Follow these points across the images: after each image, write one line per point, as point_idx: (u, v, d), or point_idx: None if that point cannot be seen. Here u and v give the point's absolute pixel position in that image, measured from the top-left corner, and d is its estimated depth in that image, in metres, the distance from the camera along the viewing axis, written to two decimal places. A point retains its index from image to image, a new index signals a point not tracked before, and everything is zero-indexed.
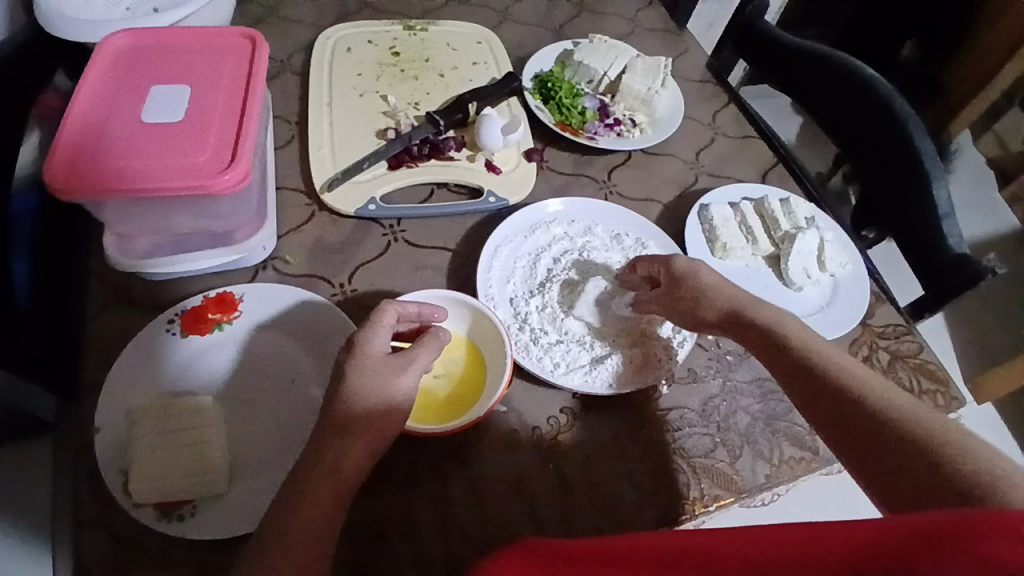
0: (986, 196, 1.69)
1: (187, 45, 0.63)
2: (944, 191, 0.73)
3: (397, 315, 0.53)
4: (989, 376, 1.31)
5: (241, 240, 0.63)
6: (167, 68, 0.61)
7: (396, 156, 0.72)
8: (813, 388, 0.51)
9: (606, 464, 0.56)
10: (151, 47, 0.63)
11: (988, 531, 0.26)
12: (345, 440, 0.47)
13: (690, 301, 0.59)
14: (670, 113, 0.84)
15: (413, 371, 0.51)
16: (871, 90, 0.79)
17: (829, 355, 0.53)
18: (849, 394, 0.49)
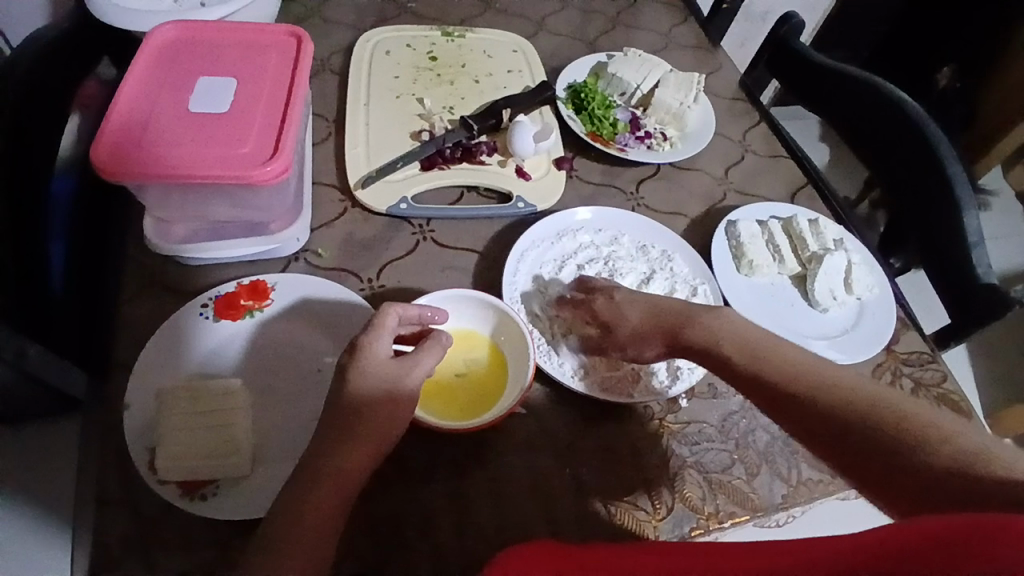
0: (1017, 228, 1.67)
1: (235, 40, 0.65)
2: (975, 219, 0.72)
3: (398, 318, 0.53)
4: (1012, 411, 1.28)
5: (276, 232, 0.64)
6: (214, 61, 0.63)
7: (429, 158, 0.73)
8: (779, 395, 0.49)
9: (623, 472, 0.56)
10: (200, 41, 0.65)
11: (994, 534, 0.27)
12: (370, 431, 0.48)
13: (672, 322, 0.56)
14: (701, 129, 0.84)
15: (425, 370, 0.51)
16: (904, 114, 0.79)
17: (785, 353, 0.51)
18: (821, 396, 0.47)
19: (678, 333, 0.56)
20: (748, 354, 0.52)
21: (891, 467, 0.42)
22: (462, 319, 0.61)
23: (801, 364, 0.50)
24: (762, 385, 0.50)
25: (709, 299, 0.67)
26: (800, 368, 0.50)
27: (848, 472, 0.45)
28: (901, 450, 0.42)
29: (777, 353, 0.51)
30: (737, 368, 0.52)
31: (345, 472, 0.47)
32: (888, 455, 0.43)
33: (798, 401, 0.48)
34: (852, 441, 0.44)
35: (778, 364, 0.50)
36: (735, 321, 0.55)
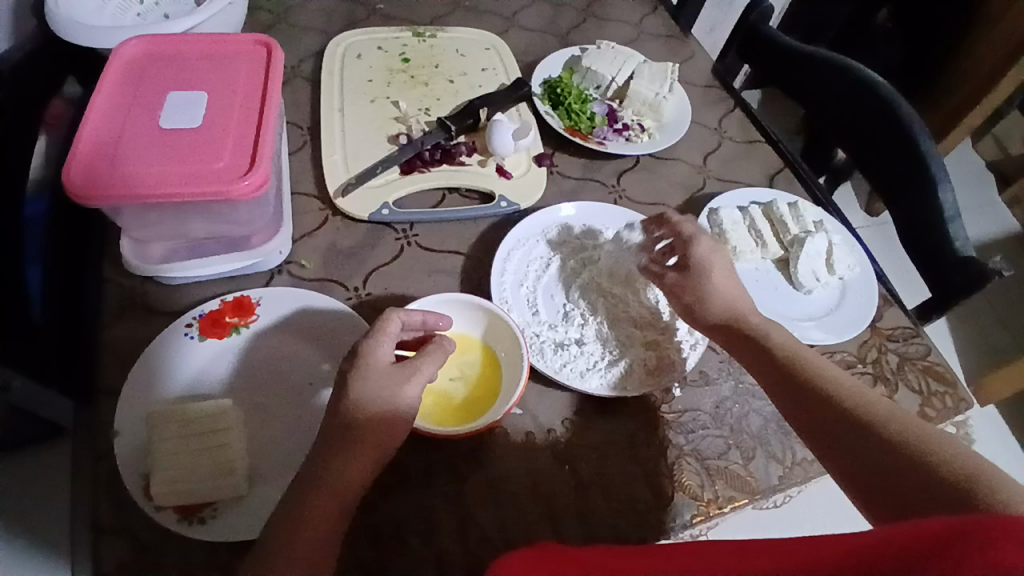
0: (986, 199, 1.71)
1: (203, 51, 0.64)
2: (949, 194, 0.73)
3: (401, 323, 0.53)
4: (991, 378, 1.32)
5: (257, 245, 0.63)
6: (184, 75, 0.62)
7: (408, 161, 0.73)
8: (821, 418, 0.50)
9: (623, 466, 0.56)
10: (168, 55, 0.63)
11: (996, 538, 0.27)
12: (361, 441, 0.48)
13: (694, 295, 0.60)
14: (677, 118, 0.84)
15: (424, 375, 0.51)
16: (874, 94, 0.79)
17: (817, 365, 0.54)
18: (829, 401, 0.51)
19: (735, 325, 0.58)
20: (808, 379, 0.53)
21: (869, 462, 0.46)
22: (461, 322, 0.60)
23: (854, 398, 0.50)
24: (808, 403, 0.52)
25: None
26: (812, 366, 0.54)
27: (832, 463, 0.49)
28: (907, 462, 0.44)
29: (843, 386, 0.52)
30: (754, 350, 0.57)
31: (343, 484, 0.47)
32: (916, 486, 0.43)
33: (843, 425, 0.49)
34: (841, 435, 0.49)
35: (792, 357, 0.55)
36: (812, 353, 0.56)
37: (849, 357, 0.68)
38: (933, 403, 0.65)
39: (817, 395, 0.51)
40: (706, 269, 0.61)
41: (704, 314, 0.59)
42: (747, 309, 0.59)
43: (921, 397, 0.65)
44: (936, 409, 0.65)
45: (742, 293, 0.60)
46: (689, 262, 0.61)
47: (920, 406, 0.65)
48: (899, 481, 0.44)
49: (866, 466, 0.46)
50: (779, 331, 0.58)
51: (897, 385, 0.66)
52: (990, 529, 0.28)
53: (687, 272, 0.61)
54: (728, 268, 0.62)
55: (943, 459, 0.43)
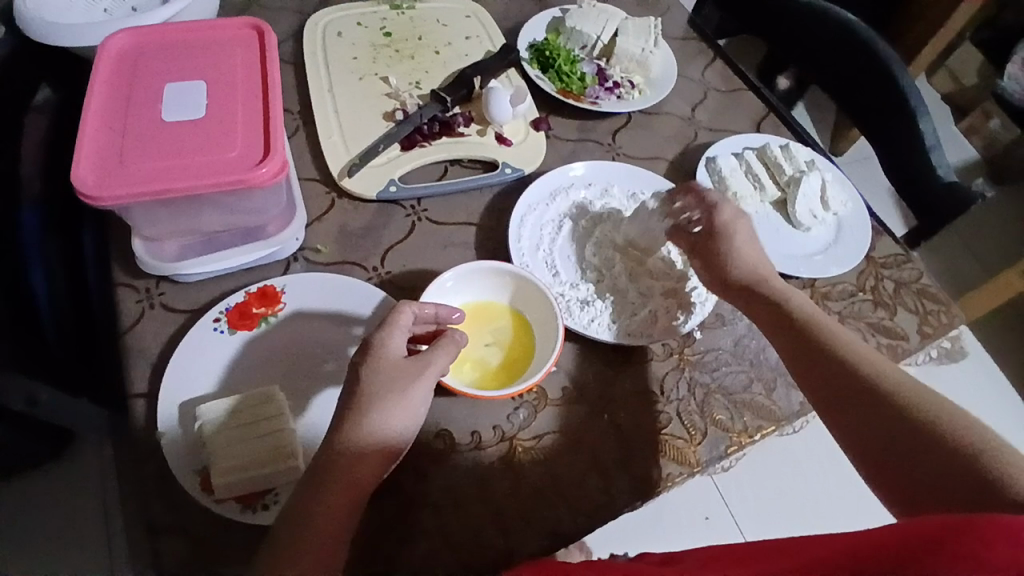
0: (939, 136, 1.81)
1: (193, 39, 0.62)
2: (929, 125, 0.77)
3: (413, 315, 0.53)
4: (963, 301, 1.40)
5: (274, 233, 0.63)
6: (179, 65, 0.60)
7: (408, 137, 0.72)
8: (838, 387, 0.50)
9: (657, 410, 0.59)
10: (159, 46, 0.61)
11: (988, 538, 0.31)
12: (369, 449, 0.47)
13: (720, 259, 0.61)
14: (664, 71, 0.86)
15: (434, 369, 0.51)
16: (852, 33, 0.82)
17: (833, 329, 0.54)
18: (848, 367, 0.51)
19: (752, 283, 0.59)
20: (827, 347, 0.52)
21: (883, 433, 0.47)
22: (488, 294, 0.61)
23: (872, 366, 0.50)
24: (823, 368, 0.52)
25: None
26: (829, 330, 0.54)
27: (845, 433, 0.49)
28: (921, 437, 0.45)
29: (861, 354, 0.52)
30: (769, 313, 0.57)
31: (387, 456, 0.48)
32: (929, 461, 0.44)
33: (860, 395, 0.49)
34: (856, 402, 0.49)
35: (808, 320, 0.55)
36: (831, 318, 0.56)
37: (850, 286, 0.71)
38: (929, 320, 0.70)
39: (837, 365, 0.51)
40: (729, 237, 0.61)
41: (731, 275, 0.60)
42: (766, 274, 0.60)
43: (918, 317, 0.70)
44: (932, 325, 0.70)
45: (762, 260, 0.61)
46: (713, 223, 0.62)
47: (919, 325, 0.70)
48: (913, 454, 0.45)
49: (879, 436, 0.47)
50: (795, 294, 0.58)
51: (896, 308, 0.71)
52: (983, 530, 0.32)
53: (714, 235, 0.62)
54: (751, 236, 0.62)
55: (959, 439, 0.44)
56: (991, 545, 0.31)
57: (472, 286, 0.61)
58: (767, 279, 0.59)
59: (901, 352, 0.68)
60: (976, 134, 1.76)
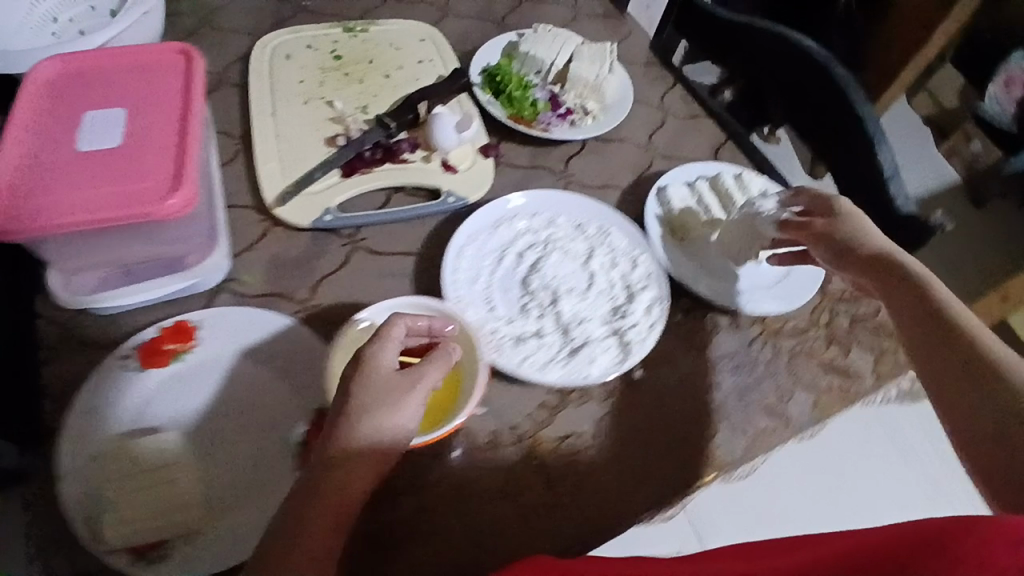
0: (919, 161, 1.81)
1: (119, 65, 0.60)
2: (888, 153, 0.75)
3: (405, 329, 0.52)
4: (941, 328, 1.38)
5: (194, 265, 0.60)
6: (102, 91, 0.58)
7: (349, 163, 0.70)
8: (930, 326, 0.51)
9: (595, 453, 0.56)
10: (84, 70, 0.59)
11: (988, 539, 0.33)
12: (351, 460, 0.46)
13: (833, 234, 0.61)
14: (620, 97, 0.84)
15: (421, 384, 0.49)
16: (810, 59, 0.79)
17: (916, 277, 0.55)
18: (936, 309, 0.51)
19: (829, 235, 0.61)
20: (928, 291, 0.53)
21: (950, 362, 0.48)
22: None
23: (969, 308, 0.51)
24: (912, 309, 0.53)
25: (650, 268, 0.67)
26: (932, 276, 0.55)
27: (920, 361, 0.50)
28: (976, 380, 0.45)
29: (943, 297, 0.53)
30: (864, 260, 0.59)
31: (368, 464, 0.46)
32: (985, 411, 0.44)
33: (942, 335, 0.50)
34: (935, 339, 0.50)
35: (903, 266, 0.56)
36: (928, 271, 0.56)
37: (803, 323, 0.70)
38: (886, 360, 0.68)
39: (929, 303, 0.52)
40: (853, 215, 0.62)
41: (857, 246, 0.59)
42: (862, 232, 0.60)
43: (874, 356, 0.68)
44: (890, 367, 0.68)
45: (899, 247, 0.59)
46: (829, 207, 0.63)
47: (875, 365, 0.68)
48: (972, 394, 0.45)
49: (946, 364, 0.48)
50: (898, 249, 0.59)
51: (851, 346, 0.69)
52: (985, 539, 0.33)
53: (835, 217, 0.62)
54: (861, 223, 0.61)
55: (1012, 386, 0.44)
56: (990, 544, 0.32)
57: (398, 319, 0.59)
58: (859, 231, 0.61)
59: (856, 393, 0.65)
60: (957, 156, 1.76)
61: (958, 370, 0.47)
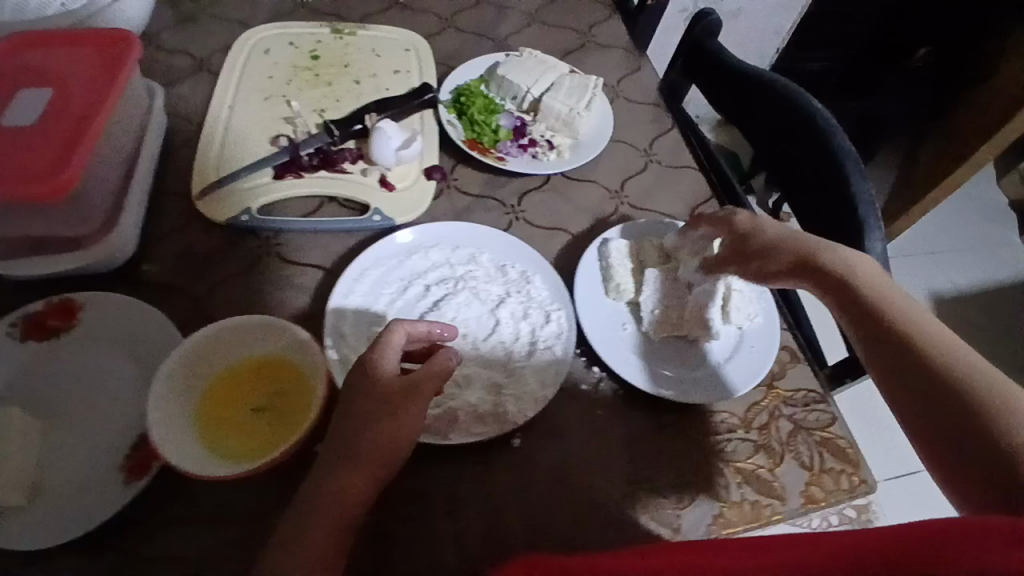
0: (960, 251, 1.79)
1: (63, 47, 0.63)
2: (879, 242, 0.64)
3: (406, 335, 0.52)
4: None
5: (92, 246, 0.61)
6: (41, 71, 0.61)
7: (282, 166, 0.69)
8: (887, 353, 0.49)
9: (437, 521, 0.52)
10: (38, 48, 0.63)
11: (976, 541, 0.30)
12: (353, 464, 0.47)
13: (761, 258, 0.59)
14: (595, 137, 0.79)
15: (431, 384, 0.49)
16: (811, 123, 0.70)
17: (927, 338, 0.48)
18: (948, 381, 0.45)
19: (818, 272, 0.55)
20: (874, 307, 0.51)
21: (962, 450, 0.42)
22: (275, 349, 0.55)
23: (909, 320, 0.50)
24: (917, 380, 0.46)
25: (561, 328, 0.62)
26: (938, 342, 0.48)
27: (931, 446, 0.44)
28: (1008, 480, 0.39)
29: (881, 309, 0.51)
30: (868, 314, 0.51)
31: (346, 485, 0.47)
32: (949, 426, 0.43)
33: (900, 357, 0.48)
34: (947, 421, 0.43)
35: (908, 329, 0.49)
36: (865, 265, 0.55)
37: (733, 419, 0.61)
38: (821, 482, 0.58)
39: (932, 376, 0.46)
40: (823, 252, 0.56)
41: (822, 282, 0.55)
42: (861, 278, 0.53)
43: (809, 473, 0.58)
44: (823, 490, 0.57)
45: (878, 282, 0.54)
46: (744, 244, 0.61)
47: (805, 485, 0.57)
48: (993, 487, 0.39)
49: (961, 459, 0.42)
50: (822, 243, 0.57)
51: (784, 456, 0.59)
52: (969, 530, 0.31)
53: (765, 256, 0.59)
54: (857, 266, 0.55)
55: None
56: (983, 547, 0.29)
57: (254, 338, 0.55)
58: (858, 270, 0.54)
59: (769, 513, 0.56)
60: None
61: (930, 400, 0.45)
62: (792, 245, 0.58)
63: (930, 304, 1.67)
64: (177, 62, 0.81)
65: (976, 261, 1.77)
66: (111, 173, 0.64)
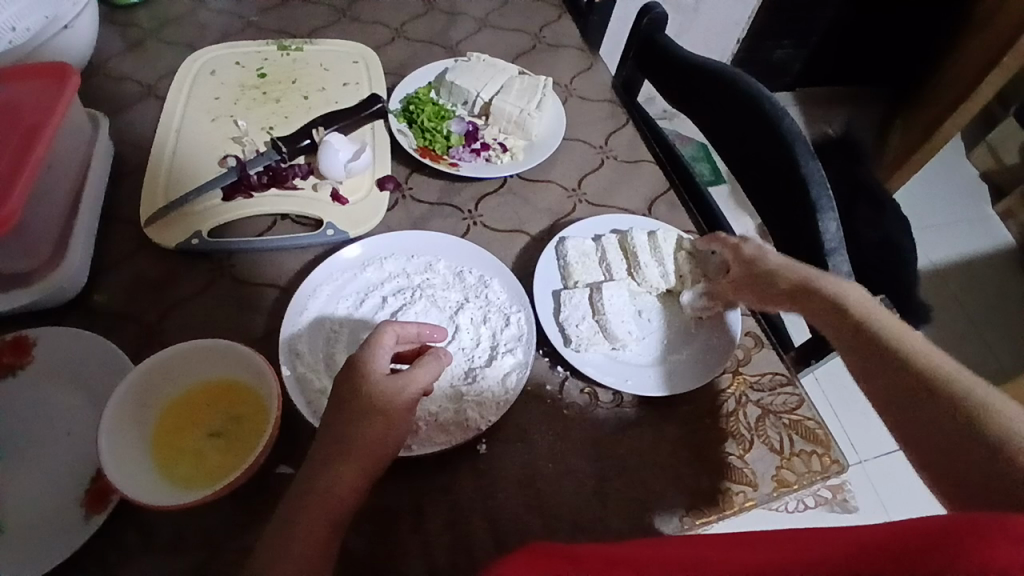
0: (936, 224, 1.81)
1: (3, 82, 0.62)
2: (832, 223, 0.64)
3: (396, 336, 0.52)
4: None
5: (41, 280, 0.59)
6: None
7: (231, 186, 0.68)
8: (870, 355, 0.49)
9: (404, 534, 0.50)
10: None
11: (992, 537, 0.28)
12: (348, 458, 0.47)
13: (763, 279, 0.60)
14: (549, 136, 0.79)
15: (417, 386, 0.50)
16: (759, 108, 0.69)
17: (890, 325, 0.51)
18: (897, 355, 0.48)
19: (804, 286, 0.57)
20: (859, 317, 0.52)
21: (926, 422, 0.43)
22: (217, 372, 0.54)
23: (902, 335, 0.50)
24: (870, 358, 0.49)
25: (522, 330, 0.62)
26: (885, 326, 0.51)
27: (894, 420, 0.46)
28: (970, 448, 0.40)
29: (857, 311, 0.53)
30: (817, 302, 0.56)
31: (325, 502, 0.45)
32: (933, 424, 0.43)
33: (883, 366, 0.48)
34: (907, 397, 0.45)
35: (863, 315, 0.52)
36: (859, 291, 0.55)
37: (701, 409, 0.60)
38: (792, 466, 0.57)
39: (888, 357, 0.48)
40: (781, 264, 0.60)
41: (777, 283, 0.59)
42: (810, 271, 0.58)
43: (779, 458, 0.57)
44: (795, 473, 0.56)
45: (842, 287, 0.56)
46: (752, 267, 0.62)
47: (776, 470, 0.56)
48: (950, 454, 0.41)
49: (923, 428, 0.43)
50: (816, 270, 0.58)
51: (754, 442, 0.58)
52: (987, 527, 0.28)
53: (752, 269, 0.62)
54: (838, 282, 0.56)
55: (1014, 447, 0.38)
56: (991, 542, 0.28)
57: (194, 363, 0.53)
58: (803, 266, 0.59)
59: (741, 500, 0.55)
60: (1013, 219, 1.78)
61: (916, 401, 0.45)
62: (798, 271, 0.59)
63: None
64: (124, 89, 0.79)
65: (949, 233, 1.79)
66: (55, 206, 0.63)
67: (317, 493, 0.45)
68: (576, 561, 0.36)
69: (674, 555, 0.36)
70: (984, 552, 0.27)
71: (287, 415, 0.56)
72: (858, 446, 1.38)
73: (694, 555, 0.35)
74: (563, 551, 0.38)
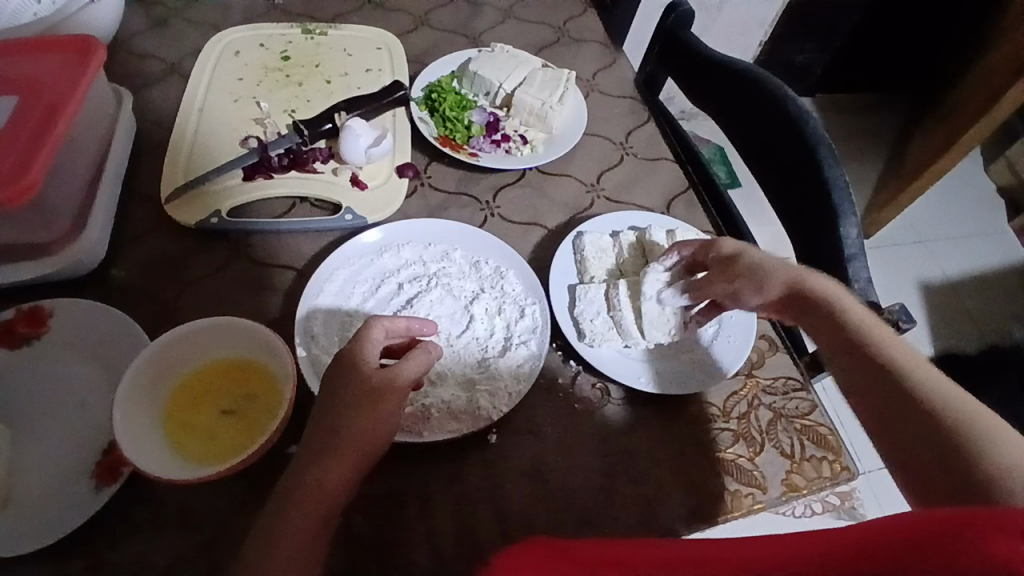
0: (952, 237, 1.79)
1: (28, 54, 0.62)
2: (853, 229, 0.64)
3: (384, 330, 0.52)
4: None
5: (60, 252, 0.59)
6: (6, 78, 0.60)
7: (252, 167, 0.68)
8: (861, 366, 0.51)
9: (410, 520, 0.50)
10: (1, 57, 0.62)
11: (990, 531, 0.27)
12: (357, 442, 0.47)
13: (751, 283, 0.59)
14: (568, 131, 0.79)
15: (406, 380, 0.49)
16: (784, 110, 0.68)
17: (883, 337, 0.52)
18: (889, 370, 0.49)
19: (798, 287, 0.57)
20: (849, 326, 0.53)
21: (915, 439, 0.45)
22: (230, 350, 0.54)
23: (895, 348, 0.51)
24: (863, 368, 0.51)
25: (535, 322, 0.62)
26: (877, 339, 0.52)
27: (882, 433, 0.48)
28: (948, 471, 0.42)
29: (847, 320, 0.54)
30: (809, 309, 0.56)
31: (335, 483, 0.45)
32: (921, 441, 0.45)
33: (875, 380, 0.49)
34: (899, 410, 0.47)
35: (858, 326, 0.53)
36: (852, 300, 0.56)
37: (712, 409, 0.60)
38: (801, 471, 0.56)
39: (880, 372, 0.49)
40: (763, 264, 0.59)
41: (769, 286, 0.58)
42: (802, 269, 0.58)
43: (789, 462, 0.57)
44: (804, 478, 0.56)
45: (833, 290, 0.56)
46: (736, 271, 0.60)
47: (786, 474, 0.56)
48: (936, 471, 0.43)
49: (909, 444, 0.45)
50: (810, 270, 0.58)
51: (765, 445, 0.58)
52: (988, 521, 0.28)
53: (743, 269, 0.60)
54: (829, 285, 0.57)
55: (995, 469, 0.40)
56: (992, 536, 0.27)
57: (208, 340, 0.53)
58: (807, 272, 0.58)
59: (750, 503, 0.54)
60: None
61: (904, 419, 0.46)
62: (781, 271, 0.58)
63: (920, 294, 1.67)
64: (148, 66, 0.79)
65: (964, 247, 1.77)
66: (77, 179, 0.63)
67: (327, 473, 0.46)
68: (581, 554, 0.36)
69: (680, 550, 0.35)
70: (987, 547, 0.27)
71: (300, 396, 0.56)
72: (863, 457, 1.37)
73: (701, 551, 0.35)
74: (567, 543, 0.38)
